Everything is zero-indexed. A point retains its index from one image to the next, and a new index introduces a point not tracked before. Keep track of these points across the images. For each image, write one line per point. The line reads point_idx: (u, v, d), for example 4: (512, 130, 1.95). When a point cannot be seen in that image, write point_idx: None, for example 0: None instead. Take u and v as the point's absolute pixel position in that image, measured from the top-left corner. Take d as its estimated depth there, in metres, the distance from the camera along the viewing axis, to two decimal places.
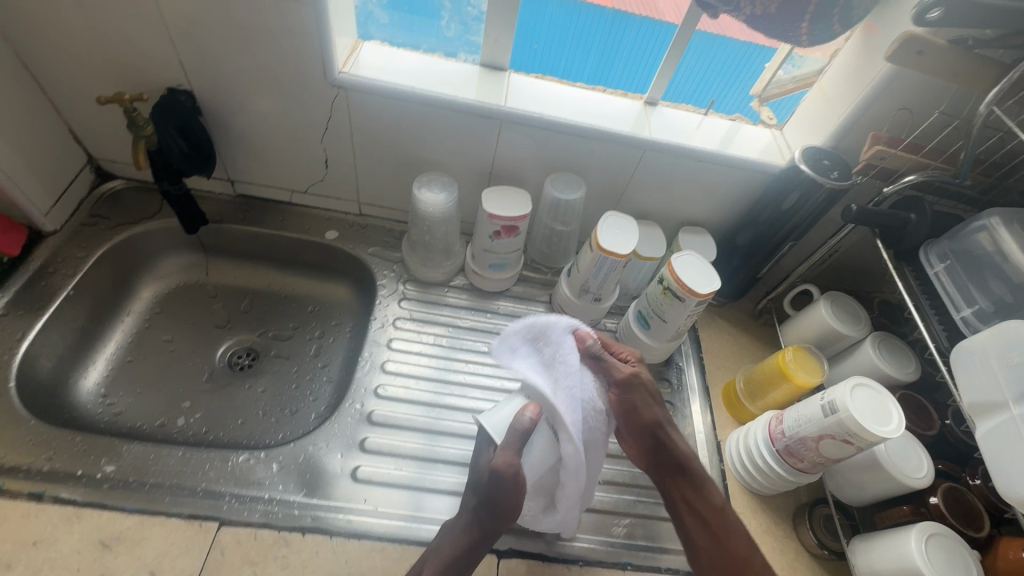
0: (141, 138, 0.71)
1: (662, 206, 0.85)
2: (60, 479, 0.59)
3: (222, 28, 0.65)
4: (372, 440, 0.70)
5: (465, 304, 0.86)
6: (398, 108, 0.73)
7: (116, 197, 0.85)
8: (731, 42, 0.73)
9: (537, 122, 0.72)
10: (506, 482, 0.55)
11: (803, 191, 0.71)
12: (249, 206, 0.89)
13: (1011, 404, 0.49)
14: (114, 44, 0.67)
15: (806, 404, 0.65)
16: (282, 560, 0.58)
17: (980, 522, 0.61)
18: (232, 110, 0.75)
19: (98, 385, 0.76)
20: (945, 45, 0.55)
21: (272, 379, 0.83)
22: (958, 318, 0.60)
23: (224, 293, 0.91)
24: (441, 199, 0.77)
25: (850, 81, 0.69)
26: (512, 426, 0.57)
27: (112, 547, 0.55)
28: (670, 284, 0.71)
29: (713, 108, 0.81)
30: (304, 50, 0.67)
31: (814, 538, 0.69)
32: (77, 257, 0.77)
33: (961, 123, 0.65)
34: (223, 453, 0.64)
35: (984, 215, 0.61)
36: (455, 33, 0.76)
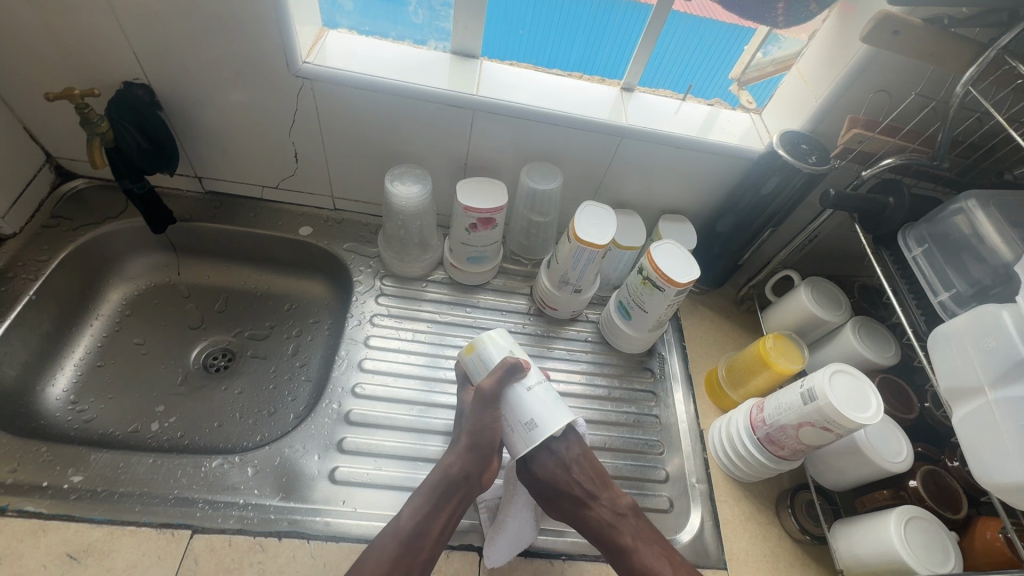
0: (96, 136, 0.67)
1: (641, 194, 0.83)
2: (24, 491, 0.57)
3: (177, 20, 0.62)
4: (350, 439, 0.68)
5: (445, 298, 0.85)
6: (366, 99, 0.70)
7: (79, 197, 0.82)
8: (716, 25, 0.70)
9: (511, 111, 0.70)
10: (482, 405, 0.60)
11: (782, 177, 0.70)
12: (219, 203, 0.86)
13: (987, 389, 0.49)
14: (63, 38, 0.64)
15: (786, 392, 0.64)
16: (258, 566, 0.56)
17: (958, 504, 0.61)
18: (192, 104, 0.72)
19: (66, 392, 0.74)
20: (921, 25, 0.54)
21: (249, 380, 0.81)
22: (936, 302, 0.60)
23: (198, 293, 0.88)
24: (415, 191, 0.75)
25: (828, 63, 0.68)
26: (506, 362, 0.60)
27: (80, 560, 0.54)
28: (650, 274, 0.70)
29: (692, 93, 0.79)
30: (265, 41, 0.64)
31: (796, 524, 0.69)
32: (38, 260, 0.74)
33: (938, 104, 0.64)
34: (195, 459, 0.63)
35: (961, 196, 0.60)
36: (423, 19, 0.73)
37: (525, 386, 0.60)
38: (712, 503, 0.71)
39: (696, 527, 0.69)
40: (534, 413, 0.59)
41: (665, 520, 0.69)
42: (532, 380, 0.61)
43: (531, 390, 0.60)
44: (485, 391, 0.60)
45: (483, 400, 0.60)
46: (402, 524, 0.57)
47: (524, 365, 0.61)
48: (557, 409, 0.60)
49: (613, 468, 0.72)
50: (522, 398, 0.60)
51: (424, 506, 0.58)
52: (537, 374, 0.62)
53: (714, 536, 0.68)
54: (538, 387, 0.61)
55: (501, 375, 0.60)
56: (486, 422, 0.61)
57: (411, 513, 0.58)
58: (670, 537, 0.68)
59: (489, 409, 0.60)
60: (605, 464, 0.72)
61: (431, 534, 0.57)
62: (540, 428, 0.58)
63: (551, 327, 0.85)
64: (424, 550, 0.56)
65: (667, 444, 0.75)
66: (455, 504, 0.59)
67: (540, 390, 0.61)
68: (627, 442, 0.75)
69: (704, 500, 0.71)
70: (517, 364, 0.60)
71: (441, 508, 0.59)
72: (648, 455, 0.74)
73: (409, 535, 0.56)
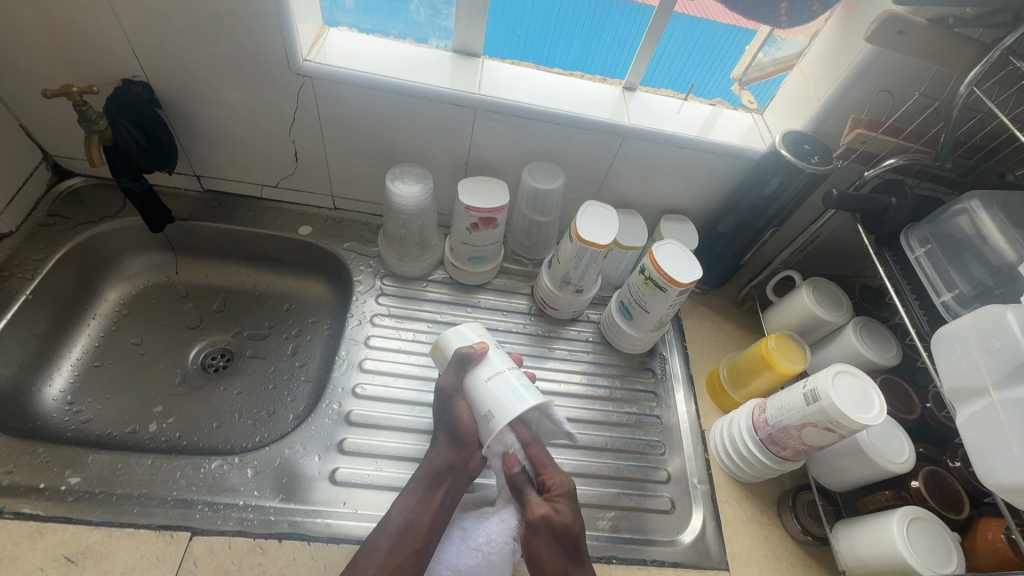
0: (94, 134, 0.67)
1: (643, 194, 0.83)
2: (21, 493, 0.57)
3: (177, 17, 0.61)
4: (351, 440, 0.68)
5: (445, 298, 0.85)
6: (367, 97, 0.70)
7: (76, 196, 0.81)
8: (714, 26, 0.71)
9: (512, 111, 0.70)
10: (446, 397, 0.61)
11: (784, 177, 0.70)
12: (218, 202, 0.86)
13: (992, 389, 0.49)
14: (61, 35, 0.63)
15: (789, 392, 0.64)
16: (257, 568, 0.56)
17: (960, 505, 0.61)
18: (192, 102, 0.72)
19: (63, 392, 0.73)
20: (925, 25, 0.54)
21: (248, 380, 0.81)
22: (939, 303, 0.59)
23: (196, 292, 0.88)
24: (415, 190, 0.74)
25: (831, 63, 0.68)
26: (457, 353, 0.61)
27: (78, 562, 0.53)
28: (652, 274, 0.70)
29: (694, 93, 0.79)
30: (266, 39, 0.64)
31: (798, 524, 0.68)
32: (35, 259, 0.74)
33: (941, 104, 0.64)
34: (195, 461, 0.62)
35: (964, 197, 0.60)
36: (425, 18, 0.73)
37: (484, 377, 0.59)
38: (715, 503, 0.71)
39: (698, 528, 0.68)
40: (491, 404, 0.57)
41: (667, 520, 0.69)
42: (492, 370, 0.60)
43: (490, 380, 0.59)
44: (445, 387, 0.61)
45: (445, 394, 0.61)
46: (392, 517, 0.57)
47: (477, 353, 0.61)
48: (517, 395, 0.57)
49: (615, 469, 0.72)
50: (481, 389, 0.59)
51: (414, 498, 0.58)
52: (497, 362, 0.61)
53: (717, 537, 0.68)
54: (495, 373, 0.59)
55: (454, 367, 0.61)
56: (452, 414, 0.60)
57: (400, 506, 0.58)
58: (672, 538, 0.68)
59: (453, 401, 0.61)
60: (607, 464, 0.72)
61: (422, 526, 0.56)
62: (495, 416, 0.56)
63: (552, 328, 0.85)
64: (417, 540, 0.55)
65: (669, 445, 0.75)
66: (439, 496, 0.58)
67: (496, 377, 0.59)
68: (629, 442, 0.75)
69: (706, 501, 0.71)
70: (468, 355, 0.61)
71: (431, 498, 0.58)
72: (650, 455, 0.74)
73: (401, 524, 0.56)
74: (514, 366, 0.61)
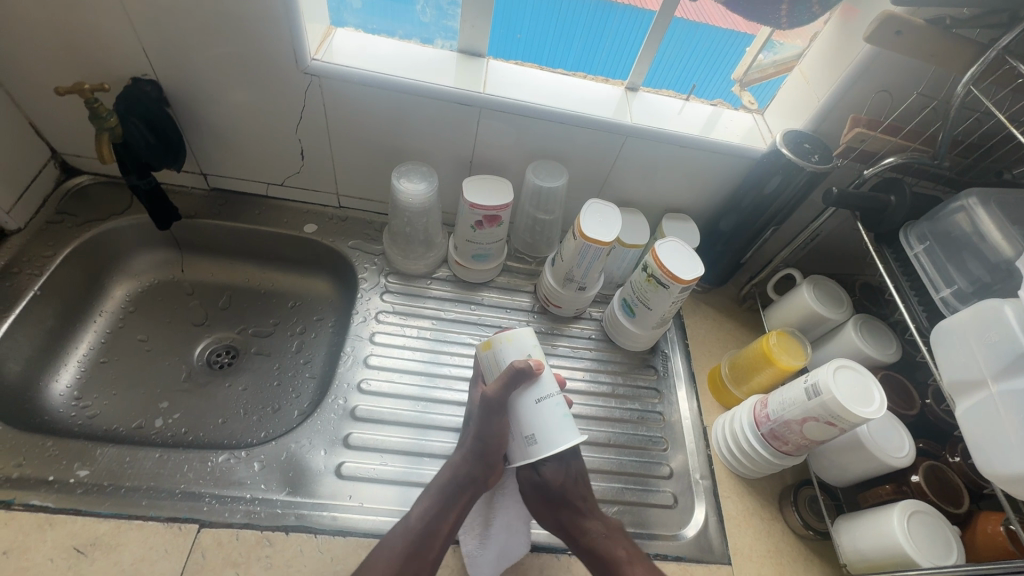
0: (104, 131, 0.67)
1: (645, 193, 0.84)
2: (30, 486, 0.57)
3: (187, 16, 0.62)
4: (356, 435, 0.68)
5: (448, 295, 0.85)
6: (374, 96, 0.71)
7: (83, 193, 0.82)
8: (712, 30, 0.72)
9: (517, 110, 0.71)
10: (489, 412, 0.58)
11: (785, 175, 0.71)
12: (224, 201, 0.87)
13: (990, 381, 0.50)
14: (72, 33, 0.64)
15: (790, 387, 0.65)
16: (265, 560, 0.56)
17: (959, 499, 0.62)
18: (200, 100, 0.72)
19: (70, 388, 0.74)
20: (923, 26, 0.55)
21: (253, 377, 0.81)
22: (938, 298, 0.60)
23: (201, 290, 0.88)
24: (421, 189, 0.75)
25: (831, 63, 0.69)
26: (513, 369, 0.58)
27: (87, 554, 0.54)
28: (654, 271, 0.70)
29: (695, 93, 0.80)
30: (275, 38, 0.64)
31: (800, 519, 0.69)
32: (43, 255, 0.74)
33: (939, 104, 0.65)
34: (202, 454, 0.63)
35: (961, 194, 0.61)
36: (430, 18, 0.74)
37: (534, 398, 0.58)
38: (716, 498, 0.71)
39: (701, 522, 0.69)
40: (536, 428, 0.57)
41: (670, 515, 0.69)
42: (542, 391, 0.58)
43: (540, 404, 0.58)
44: (491, 397, 0.58)
45: (488, 405, 0.58)
46: (413, 523, 0.57)
47: (535, 372, 0.58)
48: (564, 428, 0.57)
49: (618, 464, 0.73)
50: (528, 409, 0.58)
51: (433, 507, 0.59)
52: (549, 385, 0.59)
53: (719, 531, 0.69)
54: (547, 398, 0.58)
55: (506, 383, 0.57)
56: (489, 428, 0.59)
57: (419, 512, 0.58)
58: (675, 532, 0.68)
59: (493, 417, 0.59)
60: (610, 460, 0.73)
61: (440, 533, 0.58)
62: (539, 443, 0.57)
63: (555, 325, 0.85)
64: (433, 549, 0.57)
65: (671, 441, 0.76)
66: (459, 506, 0.60)
67: (548, 404, 0.57)
68: (631, 438, 0.75)
69: (708, 495, 0.71)
70: (525, 373, 0.57)
71: (450, 508, 0.59)
72: (652, 451, 0.75)
73: (420, 532, 0.57)
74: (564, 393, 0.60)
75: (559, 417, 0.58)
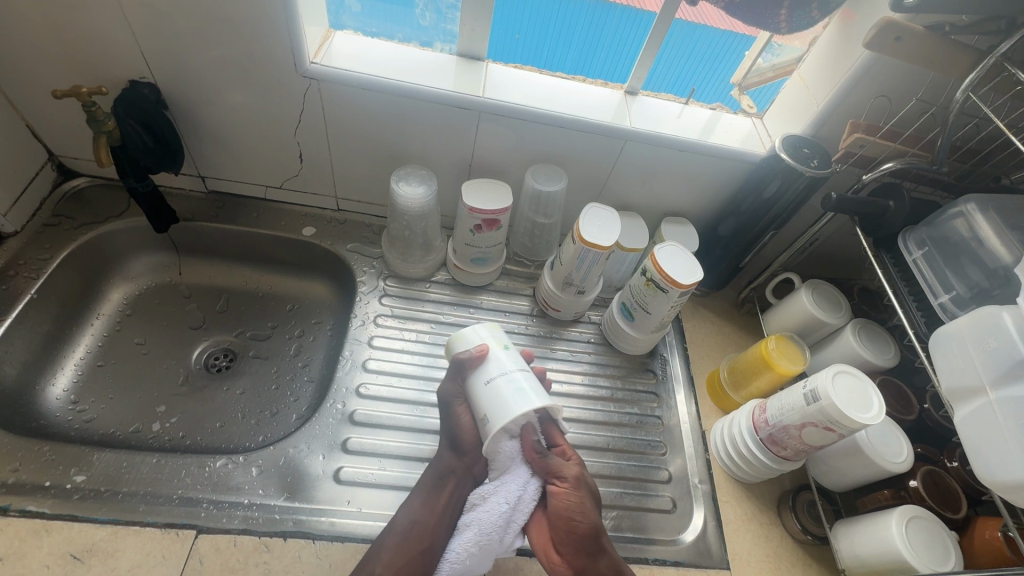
0: (102, 134, 0.67)
1: (644, 197, 0.84)
2: (26, 491, 0.57)
3: (186, 19, 0.62)
4: (354, 440, 0.68)
5: (447, 299, 0.85)
6: (372, 100, 0.70)
7: (80, 196, 0.82)
8: (710, 31, 0.72)
9: (516, 114, 0.71)
10: (445, 402, 0.61)
11: (784, 180, 0.71)
12: (222, 203, 0.86)
13: (988, 388, 0.50)
14: (71, 36, 0.64)
15: (789, 392, 0.65)
16: (262, 566, 0.56)
17: (957, 503, 0.62)
18: (198, 104, 0.72)
19: (67, 392, 0.73)
20: (922, 32, 0.55)
21: (250, 380, 0.81)
22: (936, 304, 0.60)
23: (199, 293, 0.88)
24: (419, 192, 0.75)
25: (829, 68, 0.69)
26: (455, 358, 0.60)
27: (83, 560, 0.54)
28: (653, 275, 0.70)
29: (694, 97, 0.80)
30: (274, 42, 0.64)
31: (798, 524, 0.69)
32: (40, 258, 0.74)
33: (937, 110, 0.66)
34: (199, 459, 0.63)
35: (960, 201, 0.61)
36: (430, 22, 0.74)
37: (484, 380, 0.58)
38: (715, 503, 0.71)
39: (699, 527, 0.69)
40: (488, 407, 0.56)
41: (668, 520, 0.69)
42: (492, 372, 0.58)
43: (490, 384, 0.57)
44: (445, 393, 0.61)
45: (445, 398, 0.61)
46: (399, 518, 0.58)
47: (479, 355, 0.59)
48: (514, 398, 0.55)
49: (616, 468, 0.73)
50: (480, 393, 0.58)
51: (417, 501, 0.59)
52: (495, 362, 0.59)
53: (717, 536, 0.69)
54: (493, 374, 0.58)
55: (453, 373, 0.60)
56: (451, 419, 0.60)
57: (405, 508, 0.59)
58: (673, 537, 0.68)
59: (452, 406, 0.60)
60: (609, 464, 0.73)
61: (427, 526, 0.57)
62: (491, 421, 0.55)
63: (554, 329, 0.85)
64: (421, 541, 0.56)
65: (670, 445, 0.76)
66: (444, 496, 0.59)
67: (494, 379, 0.57)
68: (630, 442, 0.75)
69: (706, 500, 0.71)
70: (466, 360, 0.59)
71: (434, 502, 0.59)
72: (651, 455, 0.75)
73: (405, 526, 0.57)
74: (519, 364, 0.59)
75: (513, 394, 0.56)
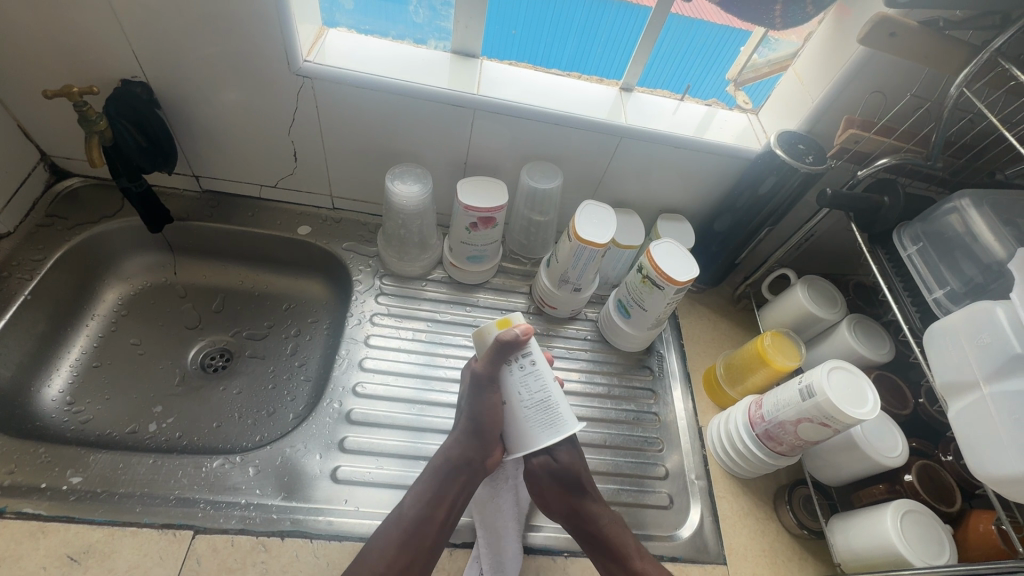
0: (94, 134, 0.66)
1: (640, 193, 0.84)
2: (23, 493, 0.57)
3: (177, 18, 0.62)
4: (351, 439, 0.68)
5: (444, 297, 0.85)
6: (366, 98, 0.70)
7: (74, 197, 0.81)
8: (708, 26, 0.71)
9: (510, 111, 0.71)
10: (480, 387, 0.61)
11: (779, 176, 0.71)
12: (216, 202, 0.86)
13: (982, 383, 0.50)
14: (61, 35, 0.63)
15: (785, 388, 0.65)
16: (260, 566, 0.56)
17: (952, 497, 0.62)
18: (191, 103, 0.72)
19: (62, 393, 0.73)
20: (916, 28, 0.55)
21: (247, 380, 0.81)
22: (931, 300, 0.61)
23: (194, 292, 0.88)
24: (414, 190, 0.75)
25: (823, 64, 0.69)
26: (503, 342, 0.58)
27: (81, 561, 0.53)
28: (649, 273, 0.70)
29: (690, 93, 0.80)
30: (266, 40, 0.64)
31: (794, 518, 0.70)
32: (34, 259, 0.74)
33: (932, 105, 0.66)
34: (196, 459, 0.63)
35: (954, 196, 0.61)
36: (424, 18, 0.73)
37: (520, 381, 0.60)
38: (712, 499, 0.72)
39: (696, 523, 0.69)
40: (527, 415, 0.60)
41: (666, 516, 0.70)
42: (527, 369, 0.60)
43: (526, 391, 0.60)
44: (479, 375, 0.60)
45: (479, 382, 0.61)
46: (405, 511, 0.58)
47: (523, 340, 0.58)
48: (555, 409, 0.59)
49: (613, 465, 0.73)
50: (518, 399, 0.60)
51: (427, 492, 0.59)
52: (536, 354, 0.60)
53: (714, 532, 0.69)
54: (539, 369, 0.60)
55: (495, 360, 0.59)
56: (481, 406, 0.61)
57: (413, 499, 0.59)
58: (670, 532, 0.68)
59: (486, 393, 0.60)
60: (606, 461, 0.73)
61: (435, 520, 0.58)
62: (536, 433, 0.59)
63: (550, 326, 0.85)
64: (428, 538, 0.57)
65: (666, 441, 0.76)
66: (454, 491, 0.60)
67: (536, 372, 0.59)
68: (627, 439, 0.75)
69: (703, 496, 0.72)
70: (514, 341, 0.58)
71: (442, 497, 0.60)
72: (648, 452, 0.75)
73: (413, 520, 0.57)
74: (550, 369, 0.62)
75: (546, 399, 0.60)
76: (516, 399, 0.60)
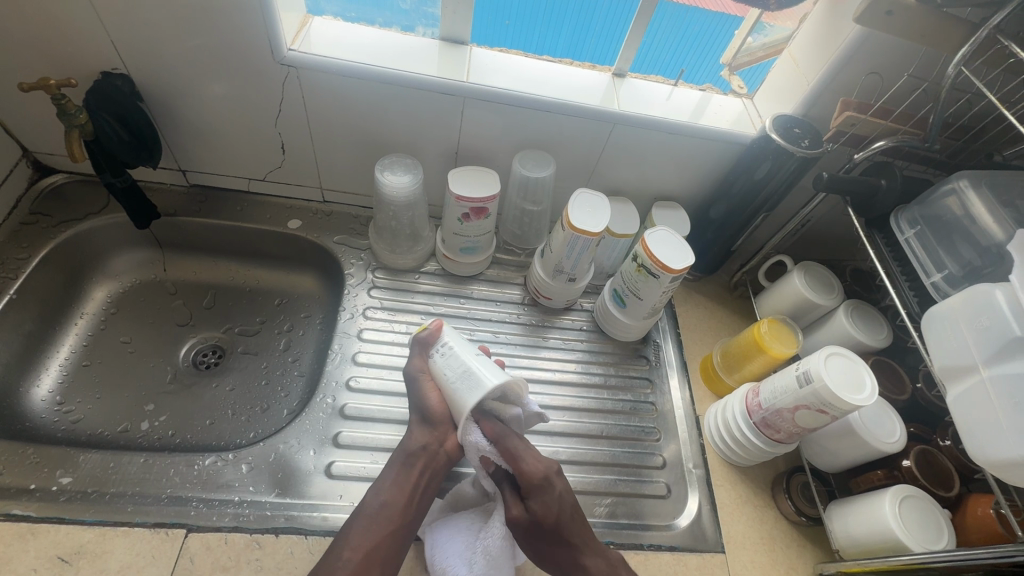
0: (74, 128, 0.64)
1: (634, 181, 0.83)
2: (12, 495, 0.56)
3: (157, 8, 0.60)
4: (346, 434, 0.68)
5: (438, 289, 0.84)
6: (353, 87, 0.69)
7: (58, 193, 0.80)
8: (703, 13, 0.71)
9: (501, 97, 0.69)
10: (413, 379, 0.62)
11: (774, 162, 0.70)
12: (204, 197, 0.85)
13: (981, 366, 0.49)
14: (37, 27, 0.62)
15: (782, 375, 0.65)
16: (254, 563, 0.56)
17: (949, 483, 0.62)
18: (175, 96, 0.70)
19: (52, 393, 0.72)
20: (915, 4, 0.54)
21: (240, 376, 0.80)
22: (929, 283, 0.60)
23: (185, 289, 0.86)
24: (405, 181, 0.73)
25: (819, 45, 0.68)
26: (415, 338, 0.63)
27: (71, 562, 0.53)
28: (644, 261, 0.70)
29: (684, 79, 0.78)
30: (249, 29, 0.62)
31: (792, 506, 0.69)
32: (18, 258, 0.72)
33: (929, 86, 0.65)
34: (188, 457, 0.62)
35: (952, 177, 0.60)
36: (410, 4, 0.72)
37: (446, 365, 0.59)
38: (710, 487, 0.71)
39: (694, 512, 0.69)
40: (458, 393, 0.57)
41: (663, 505, 0.69)
42: (450, 351, 0.60)
43: (453, 369, 0.58)
44: (410, 373, 0.62)
45: (412, 377, 0.62)
46: (368, 499, 0.57)
47: (433, 332, 0.61)
48: (482, 377, 0.56)
49: (610, 455, 0.72)
50: (450, 380, 0.58)
51: (389, 479, 0.58)
52: (452, 338, 0.61)
53: (712, 520, 0.69)
54: (456, 348, 0.60)
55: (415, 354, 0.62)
56: (422, 398, 0.61)
57: (376, 488, 0.58)
58: (668, 522, 0.68)
59: (420, 384, 0.61)
60: (602, 451, 0.72)
61: (398, 507, 0.56)
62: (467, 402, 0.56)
63: (546, 317, 0.85)
64: (391, 523, 0.55)
65: (664, 431, 0.76)
66: (414, 476, 0.58)
67: (454, 350, 0.59)
68: (624, 429, 0.75)
69: (701, 485, 0.71)
70: (427, 335, 0.61)
71: (404, 483, 0.58)
72: (645, 441, 0.74)
73: (377, 506, 0.56)
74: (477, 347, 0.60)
75: (470, 370, 0.57)
76: (444, 380, 0.59)
